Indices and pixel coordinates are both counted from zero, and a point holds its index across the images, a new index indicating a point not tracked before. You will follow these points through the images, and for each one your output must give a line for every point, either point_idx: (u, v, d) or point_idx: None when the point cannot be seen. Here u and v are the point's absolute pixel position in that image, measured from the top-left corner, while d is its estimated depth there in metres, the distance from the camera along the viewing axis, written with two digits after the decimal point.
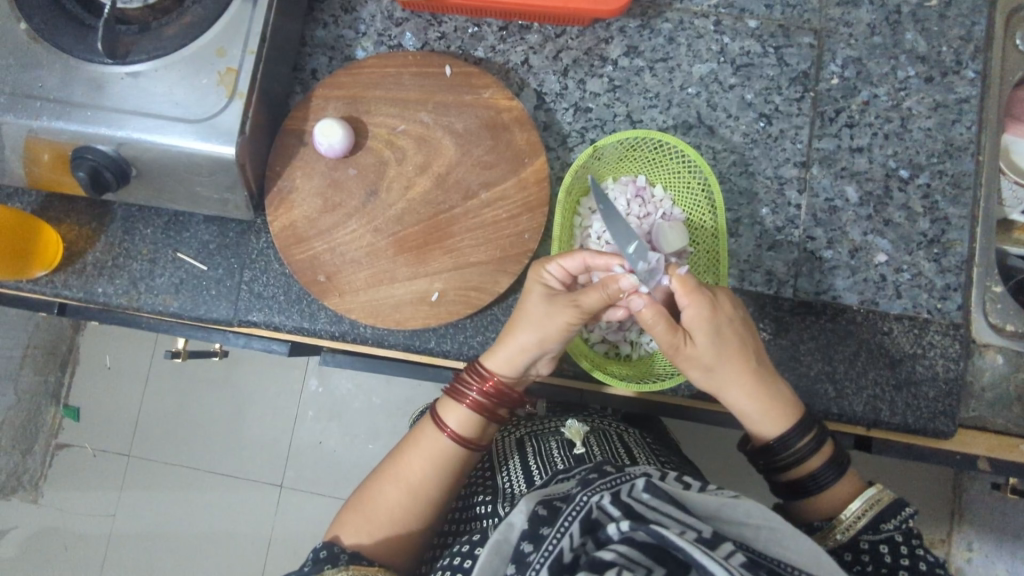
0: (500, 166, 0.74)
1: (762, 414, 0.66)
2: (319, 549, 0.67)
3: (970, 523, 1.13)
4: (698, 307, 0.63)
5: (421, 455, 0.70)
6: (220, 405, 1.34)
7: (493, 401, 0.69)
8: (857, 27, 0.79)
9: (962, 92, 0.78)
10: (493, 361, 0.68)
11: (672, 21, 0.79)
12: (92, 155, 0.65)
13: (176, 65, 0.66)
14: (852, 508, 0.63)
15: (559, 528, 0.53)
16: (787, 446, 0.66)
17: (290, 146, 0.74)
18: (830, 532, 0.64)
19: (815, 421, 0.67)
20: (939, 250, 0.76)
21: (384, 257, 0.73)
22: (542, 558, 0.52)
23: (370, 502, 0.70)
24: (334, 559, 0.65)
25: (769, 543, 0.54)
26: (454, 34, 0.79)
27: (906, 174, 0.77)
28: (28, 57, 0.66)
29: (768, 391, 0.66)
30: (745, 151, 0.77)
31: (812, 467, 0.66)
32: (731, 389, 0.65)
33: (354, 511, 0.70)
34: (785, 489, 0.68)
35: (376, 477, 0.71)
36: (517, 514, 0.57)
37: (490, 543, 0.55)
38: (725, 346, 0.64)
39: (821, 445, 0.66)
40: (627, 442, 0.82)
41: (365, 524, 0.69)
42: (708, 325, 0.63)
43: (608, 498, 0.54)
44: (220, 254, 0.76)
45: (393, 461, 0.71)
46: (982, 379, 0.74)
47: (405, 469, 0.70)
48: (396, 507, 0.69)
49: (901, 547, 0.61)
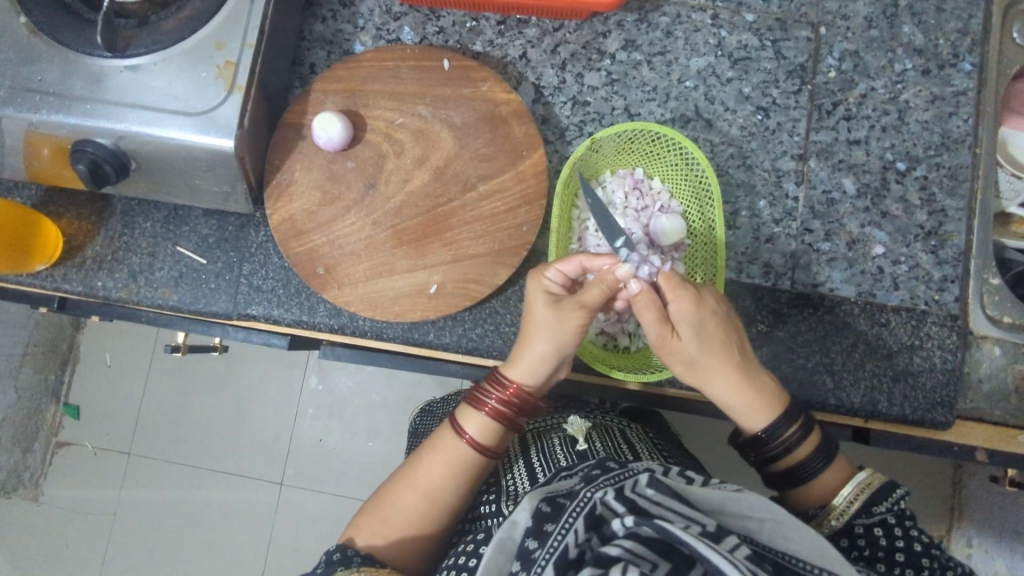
0: (498, 158, 0.74)
1: (749, 409, 0.65)
2: (333, 551, 0.66)
3: (969, 519, 1.13)
4: (681, 302, 0.63)
5: (441, 462, 0.70)
6: (220, 402, 1.34)
7: (514, 410, 0.68)
8: (855, 20, 0.79)
9: (959, 85, 0.78)
10: (512, 369, 0.68)
11: (670, 15, 0.79)
12: (92, 147, 0.66)
13: (175, 58, 0.66)
14: (843, 494, 0.63)
15: (563, 525, 0.53)
16: (776, 437, 0.65)
17: (289, 140, 0.74)
18: (825, 519, 0.63)
19: (801, 410, 0.67)
20: (937, 241, 0.76)
21: (382, 250, 0.73)
22: (547, 555, 0.51)
23: (388, 506, 0.69)
24: (347, 561, 0.64)
25: (774, 535, 0.53)
26: (453, 28, 0.79)
27: (903, 166, 0.77)
28: (27, 50, 0.66)
29: (753, 385, 0.65)
30: (743, 144, 0.77)
31: (800, 456, 0.66)
32: (717, 383, 0.65)
33: (369, 514, 0.70)
34: (778, 480, 0.68)
35: (394, 480, 0.71)
36: (521, 512, 0.57)
37: (495, 541, 0.55)
38: (708, 339, 0.64)
39: (808, 433, 0.66)
40: (630, 437, 0.82)
41: (381, 527, 0.69)
42: (690, 320, 0.63)
43: (612, 494, 0.54)
44: (220, 248, 0.77)
45: (411, 467, 0.71)
46: (980, 370, 0.74)
47: (424, 475, 0.70)
48: (413, 513, 0.69)
49: (895, 528, 0.61)
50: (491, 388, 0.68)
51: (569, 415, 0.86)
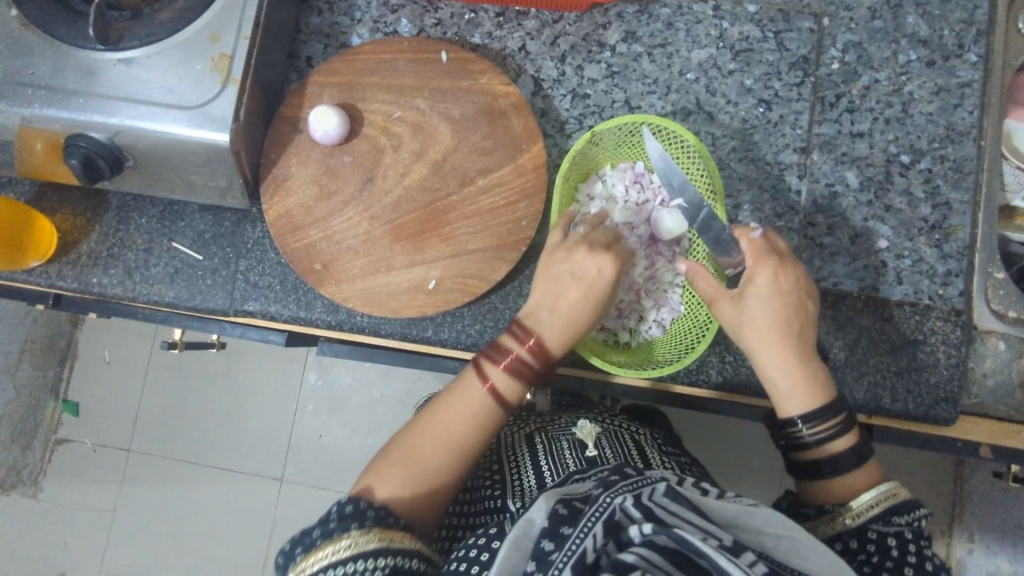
0: (497, 152, 0.73)
1: (793, 390, 0.63)
2: (345, 504, 0.59)
3: (972, 515, 1.13)
4: (760, 269, 0.65)
5: (467, 407, 0.64)
6: (219, 398, 1.34)
7: (540, 370, 0.66)
8: (858, 11, 0.78)
9: (964, 76, 0.77)
10: (549, 325, 0.66)
11: (671, 7, 0.78)
12: (85, 142, 0.65)
13: (169, 51, 0.65)
14: (864, 498, 0.59)
15: (581, 528, 0.51)
16: (811, 427, 0.62)
17: (285, 133, 0.73)
18: (839, 517, 0.60)
19: (845, 407, 0.63)
20: (940, 235, 0.75)
21: (380, 245, 0.72)
22: (564, 557, 0.49)
23: (407, 453, 0.63)
24: (362, 517, 0.58)
25: (791, 552, 0.51)
26: (451, 20, 0.78)
27: (907, 159, 0.76)
28: (19, 43, 0.65)
29: (806, 367, 0.64)
30: (745, 137, 0.77)
31: (832, 451, 0.62)
32: (768, 357, 0.64)
33: (387, 463, 0.63)
34: (798, 470, 0.65)
35: (415, 429, 0.65)
36: (536, 512, 0.55)
37: (510, 538, 0.53)
38: (776, 312, 0.64)
39: (846, 431, 0.62)
40: (639, 442, 0.81)
41: (401, 475, 0.62)
42: (761, 287, 0.65)
43: (631, 500, 0.52)
44: (215, 243, 0.76)
45: (432, 413, 0.65)
46: (985, 365, 0.74)
47: (449, 421, 0.64)
48: (436, 462, 0.63)
49: (909, 543, 0.58)
50: (516, 336, 0.65)
51: (575, 416, 0.85)
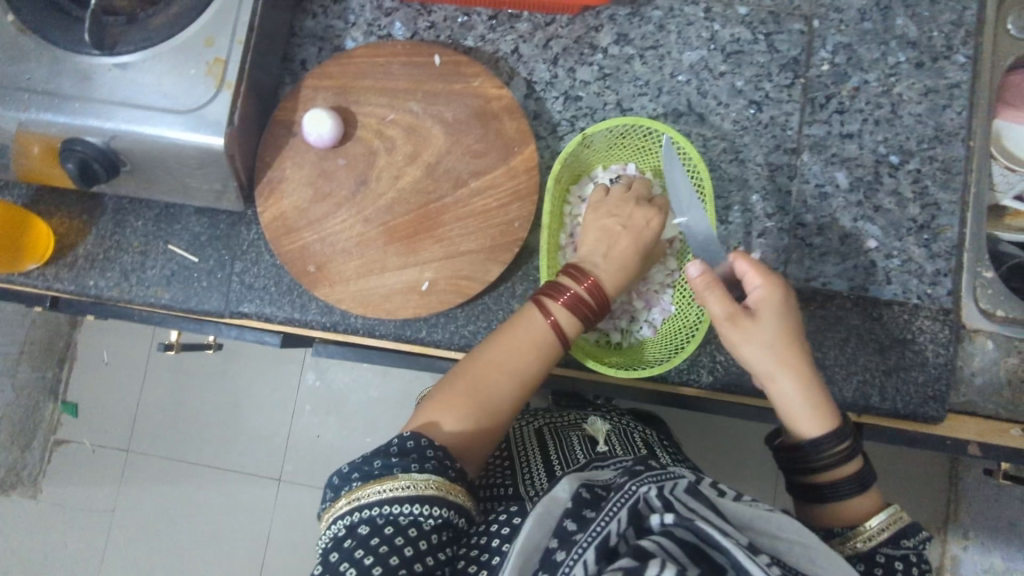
0: (490, 154, 0.74)
1: (814, 410, 0.63)
2: (405, 440, 0.59)
3: (966, 512, 1.13)
4: (769, 289, 0.64)
5: (531, 345, 0.65)
6: (218, 398, 1.34)
7: (600, 309, 0.68)
8: (848, 13, 0.79)
9: (953, 77, 0.78)
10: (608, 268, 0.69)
11: (663, 9, 0.79)
12: (80, 146, 0.65)
13: (164, 55, 0.66)
14: (875, 521, 0.60)
15: (606, 512, 0.52)
16: (819, 452, 0.62)
17: (279, 136, 0.74)
18: (850, 540, 0.60)
19: (851, 432, 0.63)
20: (929, 235, 0.76)
21: (374, 247, 0.73)
22: (589, 538, 0.51)
23: (469, 387, 0.64)
24: (422, 453, 0.58)
25: (802, 559, 0.51)
26: (444, 23, 0.79)
27: (897, 159, 0.77)
28: (15, 48, 0.66)
29: (814, 385, 0.63)
30: (735, 138, 0.77)
31: (839, 475, 0.63)
32: (783, 377, 0.63)
33: (455, 395, 0.63)
34: (805, 495, 0.65)
35: (478, 362, 0.65)
36: (561, 490, 0.56)
37: (535, 512, 0.54)
38: (784, 331, 0.64)
39: (853, 455, 0.62)
40: (647, 442, 0.82)
41: (465, 410, 0.63)
42: (772, 306, 0.64)
43: (655, 491, 0.53)
44: (211, 245, 0.77)
45: (495, 346, 0.65)
46: (973, 364, 0.75)
47: (513, 357, 0.64)
48: (501, 397, 0.64)
49: (915, 566, 0.58)
50: (574, 275, 0.66)
51: (584, 416, 0.86)
